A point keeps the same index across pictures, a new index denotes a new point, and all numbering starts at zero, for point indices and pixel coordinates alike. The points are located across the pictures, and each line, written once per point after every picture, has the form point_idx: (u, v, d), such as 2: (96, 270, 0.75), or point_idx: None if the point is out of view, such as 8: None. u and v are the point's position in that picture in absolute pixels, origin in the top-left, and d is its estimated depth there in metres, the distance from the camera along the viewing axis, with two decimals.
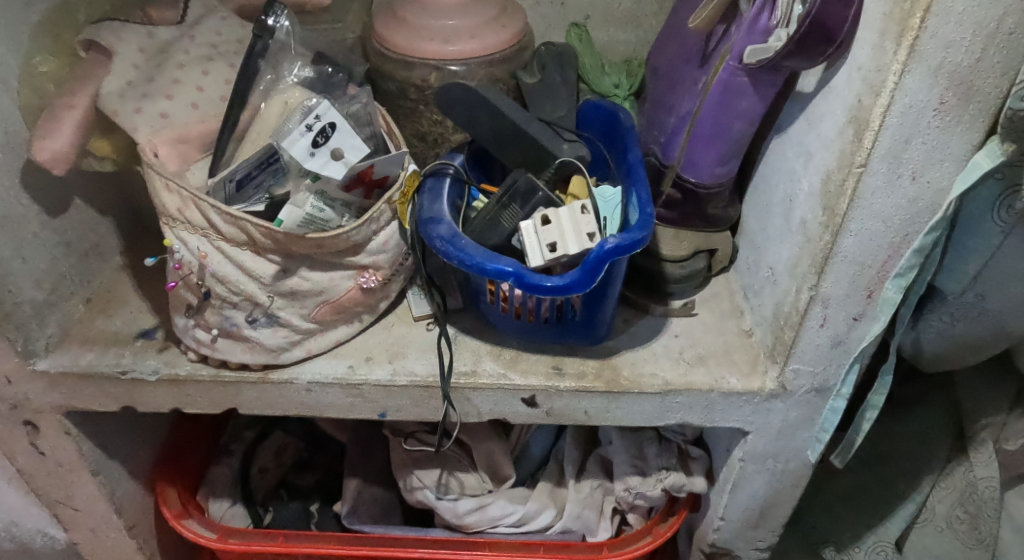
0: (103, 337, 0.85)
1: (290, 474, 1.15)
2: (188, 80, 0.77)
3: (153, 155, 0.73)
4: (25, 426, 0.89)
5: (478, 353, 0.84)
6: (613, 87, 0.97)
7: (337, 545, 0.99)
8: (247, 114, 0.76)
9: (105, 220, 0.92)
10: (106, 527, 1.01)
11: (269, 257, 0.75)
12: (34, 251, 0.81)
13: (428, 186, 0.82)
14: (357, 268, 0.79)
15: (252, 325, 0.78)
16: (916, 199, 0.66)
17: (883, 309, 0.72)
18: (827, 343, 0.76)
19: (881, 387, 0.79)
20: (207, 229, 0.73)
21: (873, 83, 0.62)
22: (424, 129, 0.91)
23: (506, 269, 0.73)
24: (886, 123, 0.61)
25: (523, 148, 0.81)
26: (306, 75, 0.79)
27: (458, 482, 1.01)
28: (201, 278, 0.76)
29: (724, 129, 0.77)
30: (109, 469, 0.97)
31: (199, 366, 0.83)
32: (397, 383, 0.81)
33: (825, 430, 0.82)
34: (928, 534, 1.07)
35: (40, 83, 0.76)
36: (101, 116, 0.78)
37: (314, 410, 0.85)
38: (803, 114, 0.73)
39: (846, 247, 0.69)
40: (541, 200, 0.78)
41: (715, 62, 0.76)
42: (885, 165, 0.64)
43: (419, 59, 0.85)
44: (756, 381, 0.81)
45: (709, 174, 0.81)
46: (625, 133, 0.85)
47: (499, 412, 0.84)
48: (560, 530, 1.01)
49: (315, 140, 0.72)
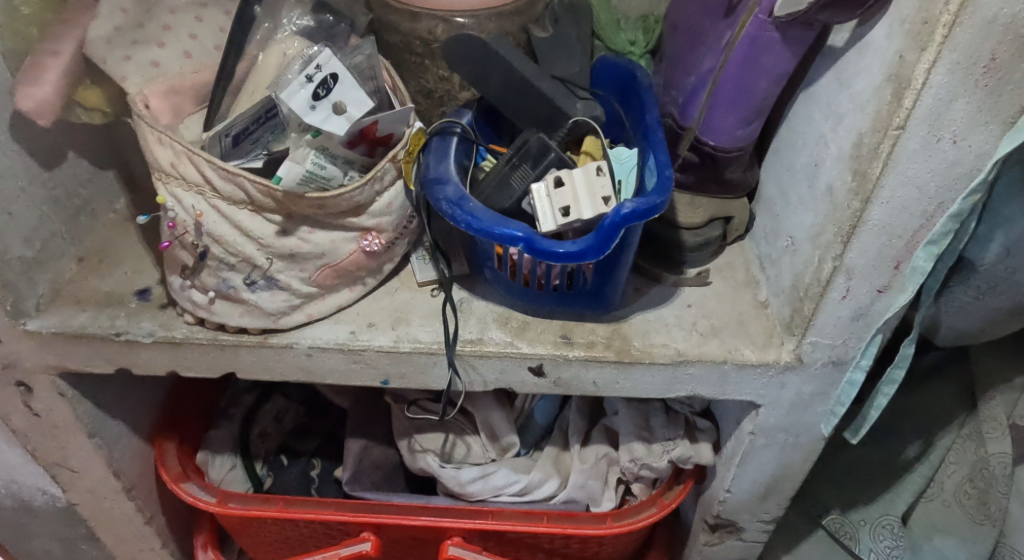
0: (97, 297, 0.82)
1: (290, 439, 1.12)
2: (179, 27, 0.74)
3: (144, 107, 0.70)
4: (19, 386, 0.86)
5: (484, 321, 0.81)
6: (628, 44, 0.93)
7: (336, 511, 0.97)
8: (243, 66, 0.73)
9: (98, 174, 0.88)
10: (104, 489, 0.99)
11: (269, 216, 0.71)
12: (22, 206, 0.77)
13: (434, 145, 0.78)
14: (360, 230, 0.76)
15: (251, 288, 0.75)
16: (955, 164, 0.62)
17: (911, 280, 0.68)
18: (848, 316, 0.73)
19: (901, 361, 0.76)
20: (202, 186, 0.70)
21: (918, 37, 0.58)
22: (429, 86, 0.87)
23: (516, 234, 0.69)
24: (930, 80, 0.58)
25: (533, 105, 0.77)
26: (305, 24, 0.75)
27: (463, 449, 1.00)
28: (197, 238, 0.72)
29: (749, 88, 0.73)
30: (106, 430, 0.94)
31: (196, 329, 0.80)
32: (400, 349, 0.79)
33: (841, 403, 0.80)
34: (934, 509, 1.05)
35: (22, 26, 0.71)
36: (89, 64, 0.74)
37: (315, 375, 0.82)
38: (833, 72, 0.69)
39: (876, 215, 0.65)
40: (553, 160, 0.74)
41: (741, 14, 0.72)
42: (924, 128, 0.60)
43: (425, 10, 0.81)
44: (772, 353, 0.78)
45: (729, 137, 0.78)
46: (643, 92, 0.81)
47: (505, 380, 0.82)
48: (564, 500, 1.00)
49: (315, 92, 0.68)
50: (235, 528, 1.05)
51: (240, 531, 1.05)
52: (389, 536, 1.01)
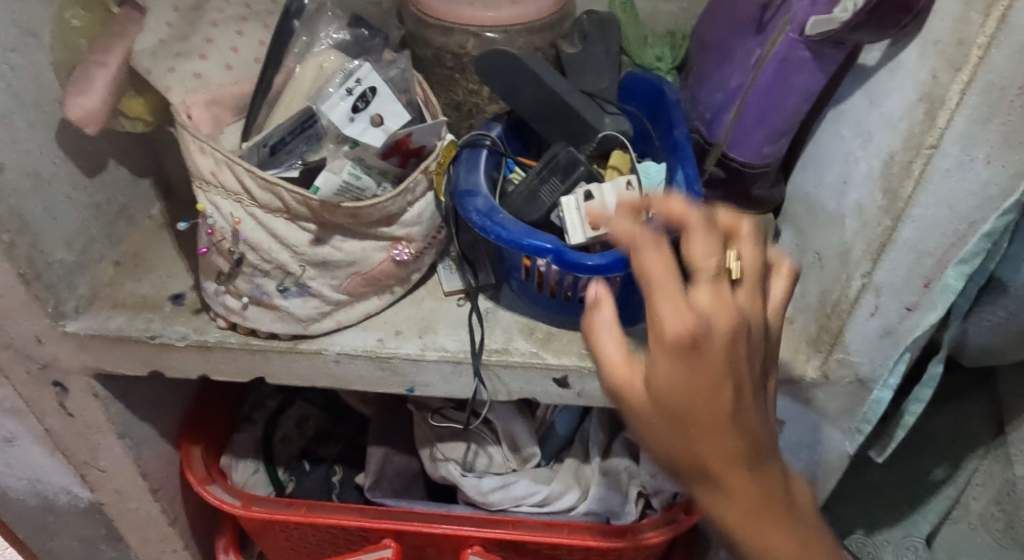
0: (132, 301, 0.83)
1: (312, 445, 1.14)
2: (221, 40, 0.76)
3: (186, 117, 0.72)
4: (55, 387, 0.88)
5: (510, 331, 0.82)
6: (655, 60, 0.94)
7: (359, 517, 0.98)
8: (281, 78, 0.74)
9: (136, 181, 0.91)
10: (131, 490, 1.01)
11: (303, 225, 0.73)
12: (64, 211, 0.79)
13: (465, 157, 0.80)
14: (391, 240, 0.77)
15: (283, 295, 0.76)
16: (988, 185, 0.62)
17: (941, 298, 0.69)
18: (875, 333, 0.73)
19: (929, 380, 0.77)
20: (240, 194, 0.71)
21: (953, 58, 0.58)
22: (458, 98, 0.88)
23: (545, 245, 0.70)
24: (964, 100, 0.59)
25: (562, 119, 0.78)
26: (342, 38, 0.77)
27: (486, 458, 1.01)
28: (234, 245, 0.74)
29: (779, 105, 0.73)
30: (135, 432, 0.96)
31: (228, 334, 0.81)
32: (426, 357, 0.80)
33: (868, 421, 0.80)
34: (960, 531, 1.06)
35: (72, 38, 0.75)
36: (134, 75, 0.76)
37: (342, 382, 0.84)
38: (863, 91, 0.69)
39: (906, 233, 0.66)
40: (582, 174, 0.76)
41: (772, 32, 0.73)
42: (957, 148, 0.61)
43: (457, 25, 0.83)
44: (797, 369, 0.78)
45: (755, 154, 0.78)
46: (670, 108, 0.83)
47: (529, 391, 0.82)
48: (584, 512, 1.00)
49: (355, 105, 0.70)
50: (257, 532, 1.06)
51: (262, 534, 1.06)
52: (410, 543, 1.02)
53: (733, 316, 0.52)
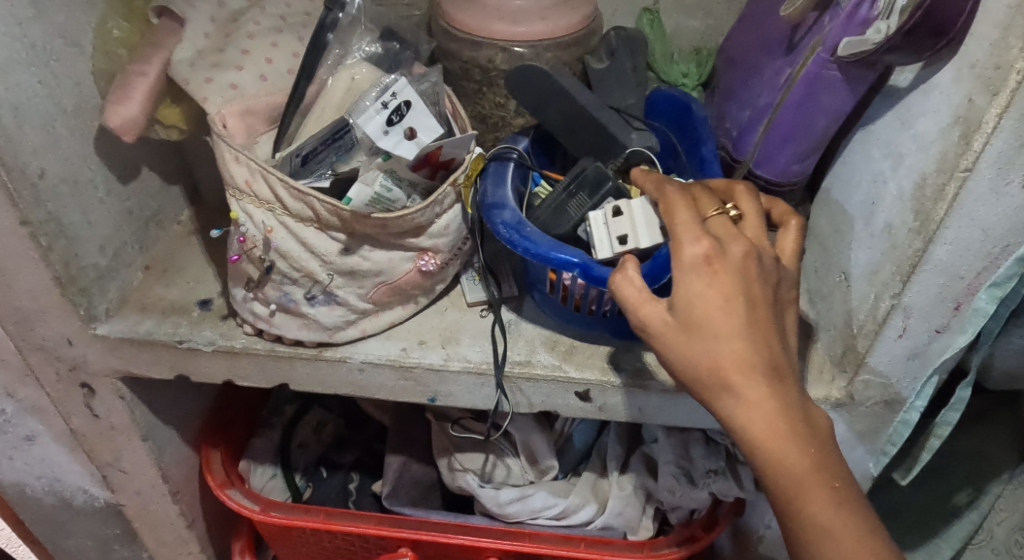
0: (161, 305, 0.85)
1: (330, 451, 1.15)
2: (256, 51, 0.77)
3: (222, 127, 0.73)
4: (82, 388, 0.89)
5: (533, 343, 0.83)
6: (681, 76, 0.95)
7: (377, 526, 0.99)
8: (313, 89, 0.76)
9: (167, 187, 0.92)
10: (152, 492, 1.02)
11: (333, 234, 0.74)
12: (99, 216, 0.81)
13: (492, 170, 0.80)
14: (417, 250, 0.78)
15: (310, 303, 0.77)
16: (1021, 209, 0.62)
17: (973, 321, 0.69)
18: (902, 354, 0.73)
19: (956, 404, 0.77)
20: (273, 203, 0.72)
21: (990, 82, 0.58)
22: (485, 111, 0.89)
23: (572, 260, 0.71)
24: (1001, 124, 0.59)
25: (589, 134, 0.79)
26: (374, 51, 0.78)
27: (504, 470, 1.01)
28: (264, 253, 0.74)
29: (808, 124, 0.74)
30: (158, 435, 0.97)
31: (254, 340, 0.82)
32: (450, 367, 0.80)
33: (893, 443, 0.80)
34: (982, 556, 1.04)
35: (112, 47, 0.77)
36: (171, 84, 0.77)
37: (365, 390, 0.84)
38: (895, 112, 0.69)
39: (938, 255, 0.66)
40: (610, 189, 0.76)
41: (803, 52, 0.73)
42: (993, 171, 0.61)
43: (487, 40, 0.84)
44: (822, 389, 0.78)
45: (783, 172, 0.78)
46: (698, 125, 0.83)
47: (551, 403, 0.83)
48: (601, 526, 0.99)
49: (390, 118, 0.71)
50: (274, 537, 1.07)
51: (280, 540, 1.07)
52: (426, 553, 1.03)
53: (749, 248, 0.61)
